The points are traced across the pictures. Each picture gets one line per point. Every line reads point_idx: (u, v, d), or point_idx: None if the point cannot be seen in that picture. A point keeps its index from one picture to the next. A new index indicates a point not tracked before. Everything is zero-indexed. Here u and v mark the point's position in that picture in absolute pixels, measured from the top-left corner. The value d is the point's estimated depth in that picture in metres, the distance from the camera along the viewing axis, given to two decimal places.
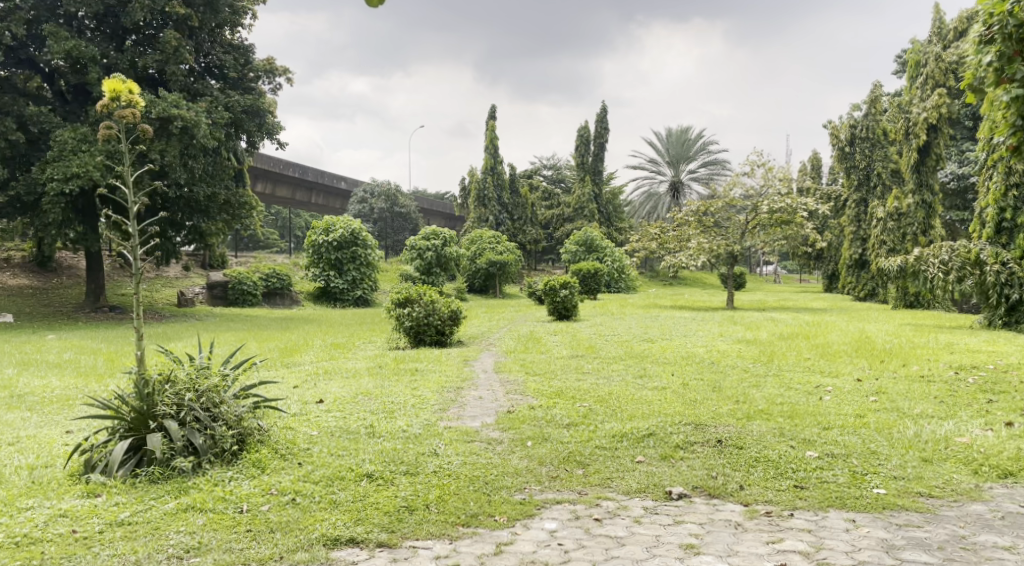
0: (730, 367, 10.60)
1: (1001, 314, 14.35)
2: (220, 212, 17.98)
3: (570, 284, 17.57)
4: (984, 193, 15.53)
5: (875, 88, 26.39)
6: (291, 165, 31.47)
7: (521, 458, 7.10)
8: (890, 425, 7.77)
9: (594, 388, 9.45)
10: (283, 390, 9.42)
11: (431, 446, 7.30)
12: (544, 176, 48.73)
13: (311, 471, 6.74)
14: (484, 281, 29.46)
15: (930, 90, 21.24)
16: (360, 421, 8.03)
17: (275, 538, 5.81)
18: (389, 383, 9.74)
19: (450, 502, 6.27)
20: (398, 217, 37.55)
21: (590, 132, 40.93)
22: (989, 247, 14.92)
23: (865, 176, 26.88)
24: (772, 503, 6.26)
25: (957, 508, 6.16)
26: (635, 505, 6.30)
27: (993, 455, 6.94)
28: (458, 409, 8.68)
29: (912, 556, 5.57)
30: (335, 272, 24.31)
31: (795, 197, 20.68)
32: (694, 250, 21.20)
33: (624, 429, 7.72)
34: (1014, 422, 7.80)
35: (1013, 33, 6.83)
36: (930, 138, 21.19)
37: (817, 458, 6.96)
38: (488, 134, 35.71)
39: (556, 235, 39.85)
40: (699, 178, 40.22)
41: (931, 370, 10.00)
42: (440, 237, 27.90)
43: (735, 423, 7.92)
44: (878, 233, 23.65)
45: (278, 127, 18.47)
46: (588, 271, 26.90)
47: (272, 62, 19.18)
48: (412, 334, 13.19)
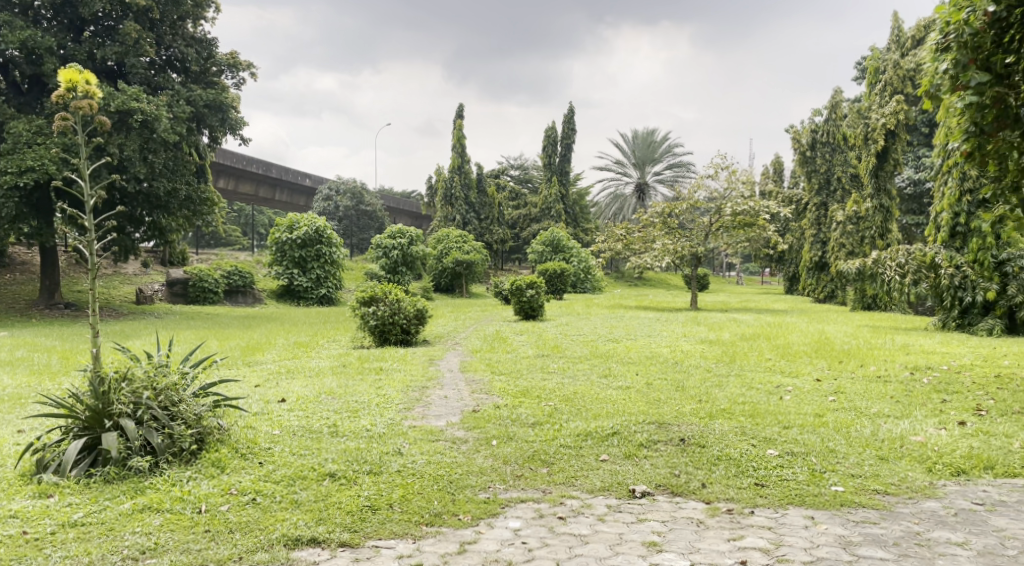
0: (693, 367, 10.71)
1: (955, 316, 14.76)
2: (182, 208, 17.66)
3: (536, 284, 17.58)
4: (941, 196, 15.54)
5: (835, 94, 26.81)
6: (255, 161, 31.05)
7: (486, 457, 7.09)
8: (848, 424, 7.91)
9: (559, 387, 9.47)
10: (244, 389, 9.26)
11: (395, 445, 7.25)
12: (510, 176, 48.78)
13: (272, 471, 6.65)
14: (450, 280, 29.44)
15: (887, 97, 21.57)
16: (323, 420, 7.96)
17: (234, 539, 5.73)
18: (352, 383, 9.64)
19: (413, 502, 6.23)
20: (364, 216, 37.85)
21: (557, 133, 40.89)
22: (944, 251, 15.18)
23: (825, 180, 27.49)
24: (733, 501, 6.34)
25: (912, 505, 6.25)
26: (599, 504, 6.32)
27: (946, 453, 7.08)
28: (423, 408, 8.64)
29: (869, 552, 5.64)
30: (299, 270, 24.05)
31: (757, 199, 21.01)
32: (659, 252, 21.43)
33: (589, 427, 7.77)
34: (966, 421, 7.96)
35: (968, 41, 7.40)
36: (887, 143, 21.55)
37: (778, 456, 7.06)
38: (456, 133, 35.65)
39: (523, 235, 39.99)
40: (664, 180, 40.57)
41: (887, 370, 10.20)
42: (406, 235, 27.82)
43: (697, 421, 8.00)
44: (838, 237, 24.03)
45: (241, 122, 18.23)
46: (554, 271, 27.01)
47: (235, 56, 18.83)
48: (377, 333, 13.07)
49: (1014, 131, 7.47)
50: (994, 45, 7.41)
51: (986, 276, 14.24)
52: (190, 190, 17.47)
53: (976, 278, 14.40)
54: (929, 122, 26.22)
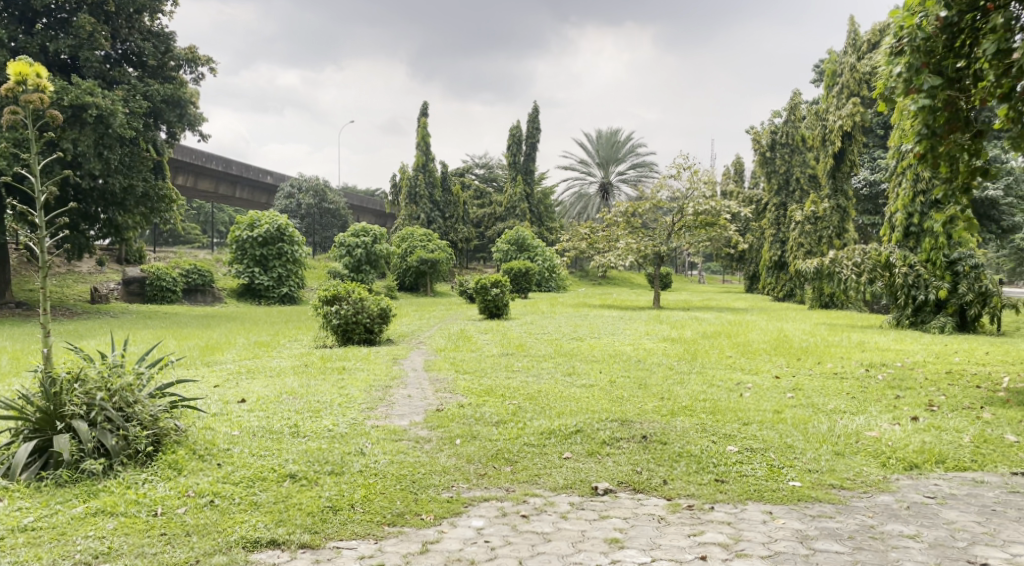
0: (655, 365, 10.79)
1: (909, 314, 15.07)
2: (138, 206, 17.34)
3: (501, 282, 17.59)
4: (895, 198, 15.87)
5: (794, 96, 27.21)
6: (215, 158, 30.57)
7: (450, 456, 7.07)
8: (805, 420, 8.03)
9: (523, 386, 9.48)
10: (203, 389, 9.14)
11: (357, 445, 7.21)
12: (475, 175, 48.75)
13: (231, 473, 6.56)
14: (415, 279, 29.33)
15: (844, 99, 21.92)
16: (284, 421, 7.87)
17: (191, 542, 5.65)
18: (315, 383, 9.56)
19: (375, 502, 6.20)
20: (327, 213, 37.57)
21: (522, 132, 40.83)
22: (898, 250, 15.50)
23: (785, 181, 27.91)
24: (694, 497, 6.40)
25: (867, 499, 6.35)
26: (562, 501, 6.34)
27: (899, 448, 7.22)
28: (386, 407, 8.60)
29: (825, 545, 5.70)
30: (260, 268, 23.77)
31: (719, 199, 21.27)
32: (623, 251, 21.58)
33: (552, 425, 7.80)
34: (920, 416, 8.14)
35: (921, 46, 7.55)
36: (844, 145, 21.84)
37: (737, 452, 7.15)
38: (420, 131, 35.51)
39: (487, 234, 40.01)
40: (628, 180, 40.86)
41: (844, 367, 10.39)
42: (370, 233, 27.64)
43: (659, 419, 8.06)
44: (796, 236, 24.42)
45: (200, 118, 17.97)
46: (519, 270, 27.03)
47: (193, 51, 18.52)
48: (340, 332, 12.97)
49: (964, 134, 7.74)
50: (944, 50, 7.64)
51: (938, 275, 14.54)
52: (147, 186, 17.14)
53: (929, 277, 14.69)
54: (884, 124, 26.77)
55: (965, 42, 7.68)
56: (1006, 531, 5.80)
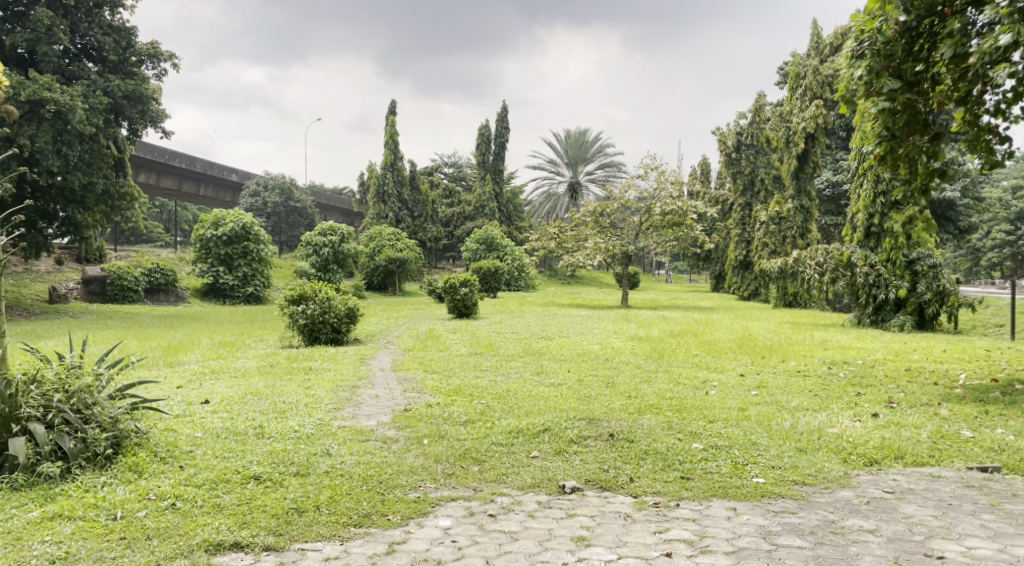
0: (623, 364, 10.85)
1: (869, 313, 15.30)
2: (98, 203, 17.00)
3: (470, 282, 17.55)
4: (856, 199, 16.09)
5: (759, 97, 27.52)
6: (178, 155, 30.13)
7: (418, 456, 7.04)
8: (769, 417, 8.12)
9: (491, 385, 9.48)
10: (165, 390, 9.02)
11: (323, 446, 7.15)
12: (444, 174, 48.63)
13: (193, 475, 6.47)
14: (383, 278, 29.19)
15: (808, 101, 22.18)
16: (248, 421, 7.79)
17: (152, 546, 5.56)
18: (281, 383, 9.47)
19: (342, 503, 6.15)
20: (293, 212, 37.25)
21: (490, 132, 40.79)
22: (859, 250, 15.72)
23: (750, 181, 28.21)
24: (660, 494, 6.44)
25: (828, 495, 6.44)
26: (529, 500, 6.34)
27: (860, 444, 7.34)
28: (353, 407, 8.55)
29: (787, 541, 5.77)
30: (225, 267, 23.46)
31: (686, 199, 21.44)
32: (591, 250, 21.65)
33: (520, 424, 7.80)
34: (879, 413, 8.28)
35: (881, 49, 7.70)
36: (808, 146, 22.11)
37: (703, 450, 7.21)
38: (388, 129, 35.33)
39: (456, 233, 39.95)
40: (596, 180, 41.03)
41: (807, 365, 10.52)
42: (337, 232, 27.43)
43: (626, 417, 8.10)
44: (761, 236, 24.70)
45: (163, 115, 17.71)
46: (488, 269, 27.02)
47: (156, 46, 18.23)
48: (307, 332, 12.84)
49: (923, 136, 7.89)
50: (903, 53, 7.76)
51: (898, 274, 14.80)
52: (108, 184, 16.84)
53: (889, 276, 14.95)
54: (846, 126, 27.19)
55: (923, 46, 7.83)
56: (962, 524, 5.90)
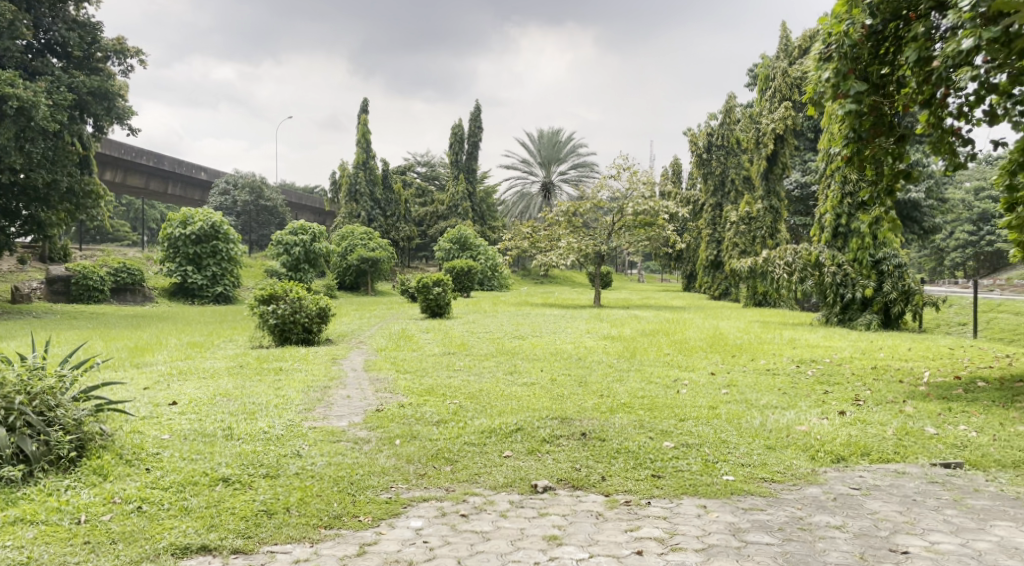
0: (595, 363, 10.88)
1: (837, 312, 15.55)
2: (62, 201, 16.70)
3: (443, 281, 17.51)
4: (824, 199, 16.27)
5: (730, 98, 27.74)
6: (145, 153, 29.72)
7: (390, 457, 7.01)
8: (739, 415, 8.19)
9: (464, 385, 9.45)
10: (131, 391, 8.89)
11: (294, 447, 7.08)
12: (416, 173, 48.47)
13: (160, 477, 6.38)
14: (355, 278, 29.05)
15: (777, 103, 22.40)
16: (217, 423, 7.70)
17: (117, 550, 5.47)
18: (250, 384, 9.38)
19: (312, 504, 6.10)
20: (263, 210, 36.98)
21: (464, 131, 40.69)
22: (827, 250, 15.90)
23: (721, 182, 28.44)
24: (631, 493, 6.46)
25: (796, 492, 6.51)
26: (502, 500, 6.34)
27: (828, 441, 7.42)
28: (323, 408, 8.48)
29: (756, 537, 5.81)
30: (193, 267, 23.18)
31: (658, 199, 21.56)
32: (564, 250, 21.69)
33: (492, 423, 7.79)
34: (846, 410, 8.38)
35: (848, 52, 7.75)
36: (777, 148, 22.32)
37: (674, 448, 7.25)
38: (360, 128, 35.14)
39: (429, 233, 39.85)
40: (569, 180, 41.12)
41: (776, 364, 10.63)
42: (309, 231, 27.24)
43: (598, 415, 8.13)
44: (731, 236, 24.91)
45: (129, 112, 17.45)
46: (461, 269, 26.98)
47: (122, 42, 17.96)
48: (277, 332, 12.74)
49: (888, 138, 8.00)
50: (870, 56, 7.93)
51: (864, 274, 15.01)
52: (73, 182, 16.57)
53: (855, 276, 15.15)
54: (814, 128, 27.53)
55: (889, 50, 8.00)
56: (925, 520, 5.99)
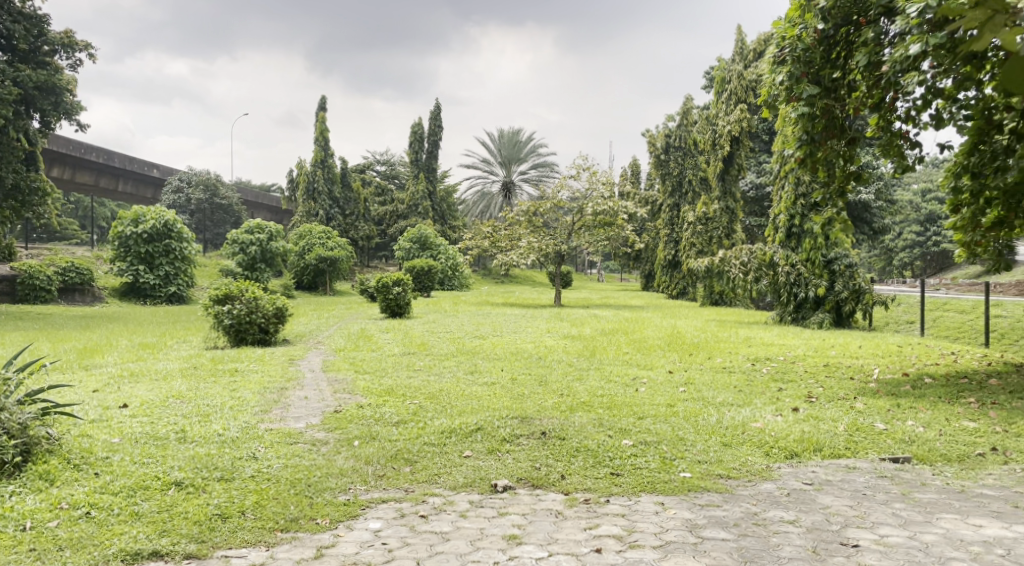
0: (555, 362, 10.90)
1: (790, 311, 15.78)
2: (7, 198, 16.25)
3: (403, 281, 17.43)
4: (779, 201, 16.52)
5: (687, 100, 28.02)
6: (95, 150, 29.04)
7: (348, 458, 6.95)
8: (696, 413, 8.28)
9: (424, 385, 9.39)
10: (80, 394, 8.67)
11: (250, 450, 6.98)
12: (376, 172, 48.16)
13: (110, 482, 6.24)
14: (313, 277, 28.77)
15: (732, 106, 22.65)
16: (170, 425, 7.56)
17: (64, 556, 5.33)
18: (205, 385, 9.22)
19: (268, 507, 6.01)
20: (218, 209, 36.46)
21: (424, 130, 40.49)
22: (781, 250, 16.17)
23: (678, 183, 28.73)
24: (590, 491, 6.48)
25: (751, 488, 6.59)
26: (461, 500, 6.31)
27: (782, 438, 7.53)
28: (280, 409, 8.38)
29: (713, 533, 5.85)
30: (145, 266, 22.74)
31: (617, 199, 21.71)
32: (525, 250, 21.69)
33: (452, 423, 7.76)
34: (800, 407, 8.52)
35: (801, 56, 7.91)
36: (733, 150, 22.76)
37: (632, 446, 7.30)
38: (318, 126, 34.77)
39: (389, 232, 39.60)
40: (529, 180, 41.19)
41: (732, 362, 10.76)
42: (265, 230, 26.88)
43: (558, 415, 8.15)
44: (689, 236, 25.14)
45: (77, 107, 17.05)
46: (421, 268, 26.87)
47: (70, 35, 17.53)
48: (233, 333, 12.54)
49: (839, 141, 8.15)
50: (823, 60, 8.05)
51: (817, 274, 15.26)
52: (18, 178, 16.15)
53: (808, 276, 15.40)
54: (768, 130, 27.95)
55: (840, 54, 8.11)
56: (876, 513, 6.11)
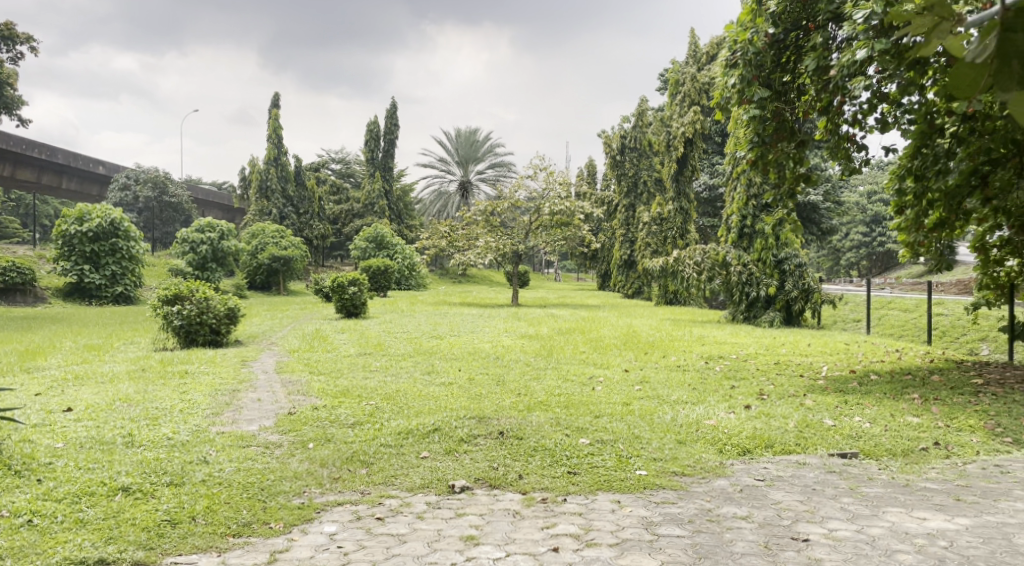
0: (513, 362, 10.91)
1: (742, 310, 16.02)
2: None
3: (359, 281, 17.30)
4: (730, 201, 16.77)
5: (642, 101, 28.23)
6: (37, 145, 28.24)
7: (302, 461, 6.86)
8: (651, 411, 8.35)
9: (380, 386, 9.32)
10: (21, 398, 8.43)
11: (200, 453, 6.85)
12: (331, 170, 47.72)
13: (53, 488, 6.07)
14: (266, 277, 28.41)
15: (687, 107, 22.96)
16: (116, 429, 7.38)
17: None
18: (153, 388, 9.03)
19: (220, 512, 5.91)
20: (167, 207, 35.70)
21: (380, 128, 40.17)
22: (733, 250, 16.37)
23: (633, 183, 28.98)
24: (548, 490, 6.50)
25: (705, 484, 6.67)
26: (418, 502, 6.27)
27: (734, 435, 7.63)
28: (233, 412, 8.24)
29: (668, 530, 5.90)
30: (90, 265, 22.19)
31: (573, 199, 21.86)
32: (482, 249, 21.63)
33: (409, 424, 7.72)
34: (752, 404, 8.65)
35: (752, 59, 8.04)
36: (686, 151, 22.73)
37: (589, 444, 7.33)
38: (271, 123, 34.29)
39: (345, 231, 39.23)
40: (486, 180, 41.16)
41: (686, 360, 10.88)
42: (216, 229, 26.43)
43: (516, 414, 8.15)
44: (644, 236, 25.35)
45: (19, 102, 16.58)
46: (377, 268, 26.70)
47: (11, 27, 17.02)
48: (183, 334, 12.30)
49: (790, 143, 8.26)
50: (773, 64, 8.19)
51: (768, 273, 15.52)
52: None
53: (759, 275, 15.64)
54: (721, 132, 28.35)
55: (789, 58, 8.26)
56: (825, 508, 6.23)
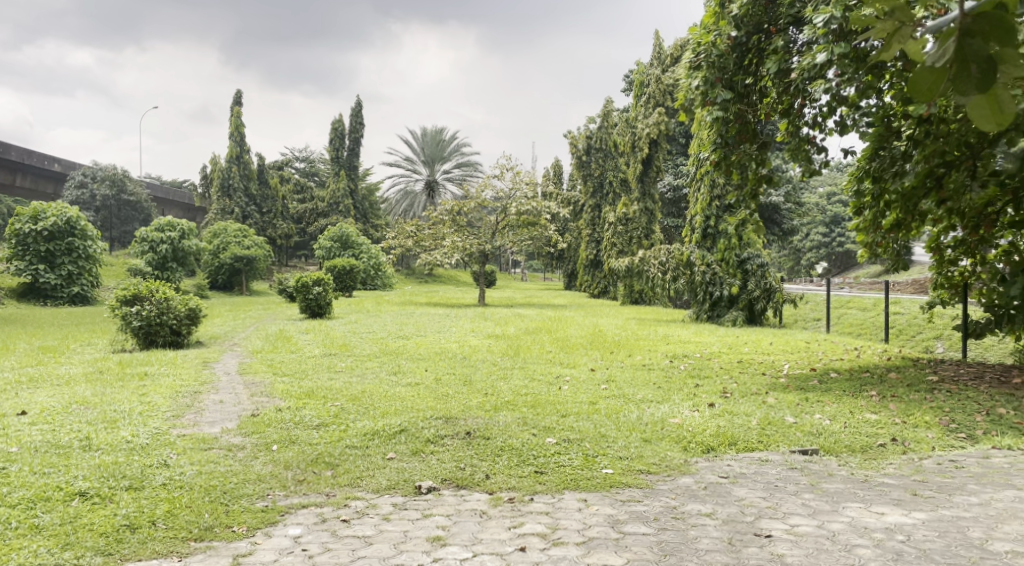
0: (480, 362, 10.92)
1: (706, 309, 16.20)
2: None
3: (323, 281, 17.16)
4: (694, 202, 16.95)
5: (608, 102, 28.38)
6: None
7: (265, 463, 6.81)
8: (617, 410, 8.42)
9: (346, 387, 9.26)
10: None
11: (160, 457, 6.76)
12: (296, 169, 47.26)
13: (6, 495, 5.95)
14: (228, 277, 28.09)
15: (651, 109, 23.21)
16: (73, 433, 7.25)
17: None
18: (111, 391, 8.88)
19: (181, 517, 5.83)
20: (126, 205, 35.09)
21: (345, 127, 39.89)
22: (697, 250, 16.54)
23: (599, 183, 29.11)
24: (515, 490, 6.52)
25: (670, 482, 6.74)
26: (385, 503, 6.26)
27: (698, 433, 7.73)
28: (195, 414, 8.15)
29: (633, 528, 5.95)
30: (45, 265, 21.73)
31: (540, 199, 22.00)
32: (448, 249, 21.55)
33: (375, 425, 7.69)
34: (715, 402, 8.76)
35: (714, 62, 8.13)
36: (652, 152, 23.28)
37: (555, 444, 7.37)
38: (233, 121, 33.88)
39: (309, 231, 38.90)
40: (453, 179, 41.07)
41: (651, 359, 10.98)
42: (177, 228, 26.02)
43: (483, 414, 8.16)
44: (610, 236, 25.49)
45: None
46: (343, 268, 26.52)
47: None
48: (142, 335, 12.11)
49: (752, 145, 8.37)
50: (735, 67, 8.29)
51: (731, 273, 15.71)
52: None
53: (723, 275, 15.82)
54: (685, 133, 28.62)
55: (751, 62, 8.37)
56: (787, 504, 6.33)
